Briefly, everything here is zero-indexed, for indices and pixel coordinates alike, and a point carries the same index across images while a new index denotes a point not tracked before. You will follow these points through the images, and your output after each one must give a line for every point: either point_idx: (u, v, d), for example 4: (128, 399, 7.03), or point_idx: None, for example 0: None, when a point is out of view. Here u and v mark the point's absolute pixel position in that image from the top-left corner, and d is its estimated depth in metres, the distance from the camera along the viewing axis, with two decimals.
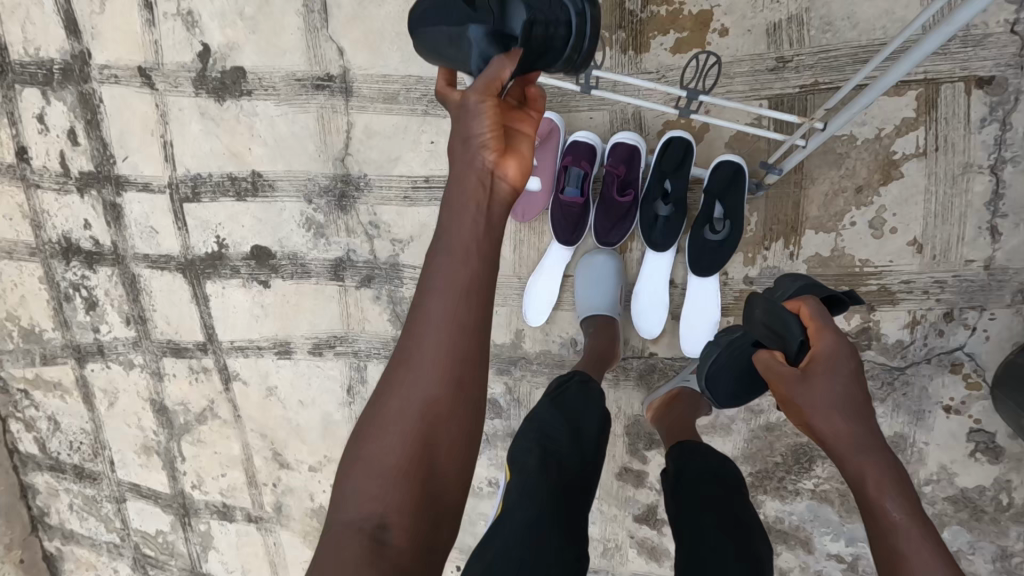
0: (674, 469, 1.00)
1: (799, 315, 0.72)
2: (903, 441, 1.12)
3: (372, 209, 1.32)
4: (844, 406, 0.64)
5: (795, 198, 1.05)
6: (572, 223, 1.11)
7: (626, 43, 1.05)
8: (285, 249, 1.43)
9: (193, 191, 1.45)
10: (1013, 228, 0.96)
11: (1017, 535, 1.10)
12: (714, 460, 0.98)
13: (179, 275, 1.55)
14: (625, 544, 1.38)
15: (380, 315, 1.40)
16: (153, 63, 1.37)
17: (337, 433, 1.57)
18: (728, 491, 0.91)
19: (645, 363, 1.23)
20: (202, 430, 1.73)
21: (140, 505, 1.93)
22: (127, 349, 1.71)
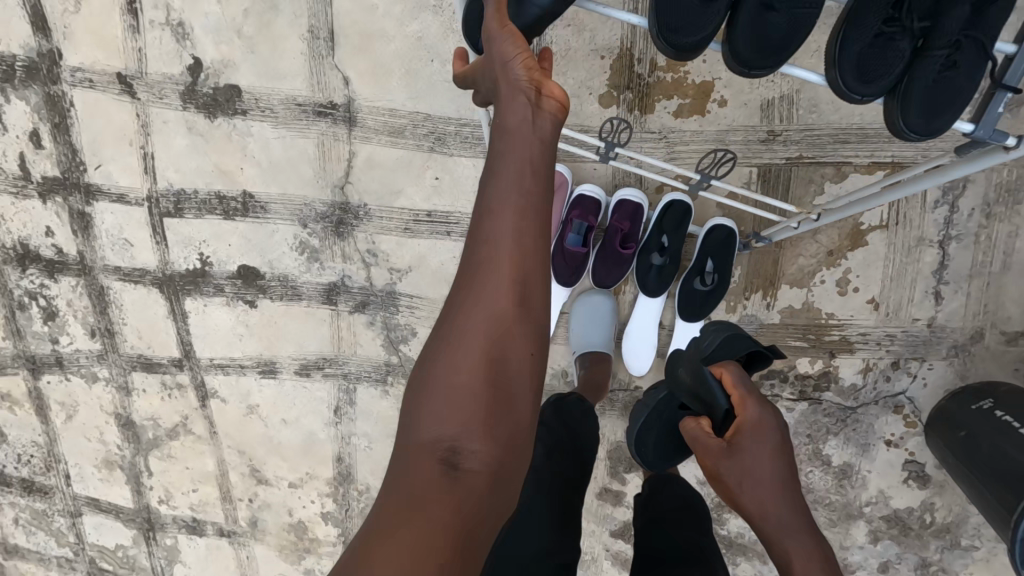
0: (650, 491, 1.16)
1: (722, 381, 0.78)
2: (851, 469, 1.27)
3: (370, 237, 1.33)
4: (769, 483, 0.67)
5: (775, 256, 1.17)
6: (573, 267, 1.18)
7: (632, 103, 1.11)
8: (275, 270, 1.41)
9: (175, 206, 1.40)
10: (952, 294, 1.11)
11: (936, 548, 1.29)
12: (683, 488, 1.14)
13: (154, 290, 1.49)
14: (601, 558, 1.48)
15: (373, 340, 1.42)
16: (136, 71, 1.32)
17: (321, 451, 1.58)
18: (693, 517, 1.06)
19: (630, 394, 1.32)
20: (172, 445, 1.68)
21: (98, 519, 1.85)
22: (91, 362, 1.62)
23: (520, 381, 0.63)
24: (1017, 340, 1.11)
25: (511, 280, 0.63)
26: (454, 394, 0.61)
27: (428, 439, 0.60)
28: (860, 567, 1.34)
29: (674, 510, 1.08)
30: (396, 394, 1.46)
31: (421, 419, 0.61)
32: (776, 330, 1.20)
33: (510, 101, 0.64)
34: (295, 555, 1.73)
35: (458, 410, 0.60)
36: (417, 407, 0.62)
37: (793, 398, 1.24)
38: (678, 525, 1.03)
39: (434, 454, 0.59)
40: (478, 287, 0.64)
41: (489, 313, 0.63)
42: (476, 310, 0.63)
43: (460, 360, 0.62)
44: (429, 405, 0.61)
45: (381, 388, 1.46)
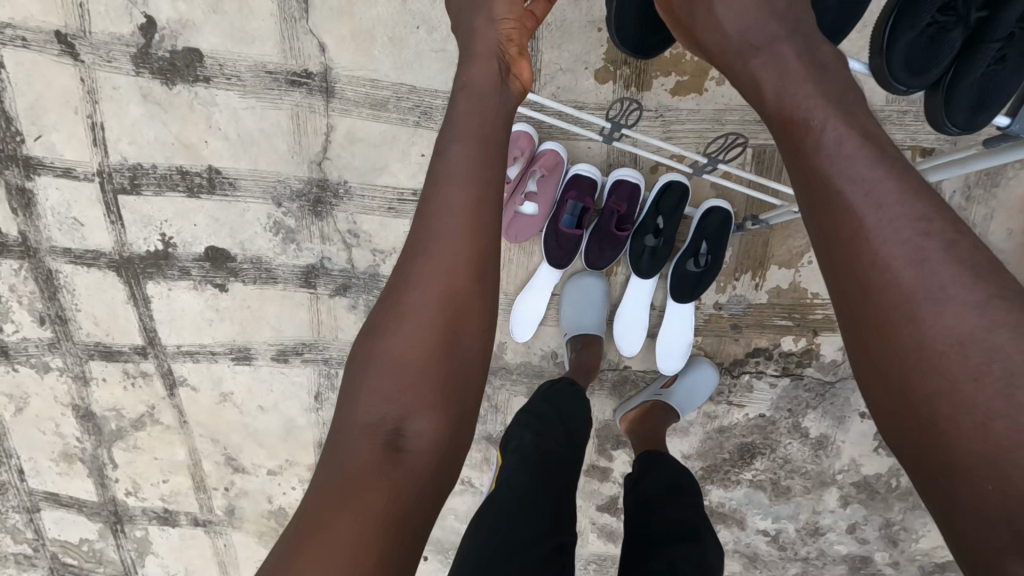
0: (639, 473, 1.09)
1: None
2: (826, 439, 1.33)
3: (351, 217, 1.26)
4: (881, 209, 0.50)
5: (765, 237, 1.19)
6: (567, 249, 1.16)
7: (630, 80, 1.08)
8: (247, 252, 1.32)
9: (131, 182, 1.28)
10: None
11: (899, 509, 1.38)
12: (673, 468, 1.07)
13: (111, 273, 1.38)
14: (587, 530, 1.52)
15: (355, 323, 1.36)
16: (79, 30, 1.18)
17: (302, 437, 1.53)
18: (686, 501, 0.98)
19: (619, 374, 1.33)
20: (138, 436, 1.60)
21: (58, 514, 1.75)
22: (41, 351, 1.50)
23: (464, 349, 0.64)
24: None
25: (458, 247, 0.64)
26: (398, 366, 0.62)
27: (368, 416, 0.61)
28: (830, 529, 1.42)
29: (665, 493, 1.00)
30: None
31: (361, 393, 0.63)
32: (763, 309, 1.23)
33: (482, 66, 0.72)
34: (276, 541, 1.69)
35: (402, 383, 0.62)
36: (360, 376, 0.63)
37: (776, 374, 1.28)
38: (670, 507, 0.96)
39: (378, 426, 0.61)
40: (428, 258, 0.65)
41: (435, 280, 0.64)
42: (422, 279, 0.64)
43: (406, 330, 0.63)
44: (374, 376, 0.63)
45: None
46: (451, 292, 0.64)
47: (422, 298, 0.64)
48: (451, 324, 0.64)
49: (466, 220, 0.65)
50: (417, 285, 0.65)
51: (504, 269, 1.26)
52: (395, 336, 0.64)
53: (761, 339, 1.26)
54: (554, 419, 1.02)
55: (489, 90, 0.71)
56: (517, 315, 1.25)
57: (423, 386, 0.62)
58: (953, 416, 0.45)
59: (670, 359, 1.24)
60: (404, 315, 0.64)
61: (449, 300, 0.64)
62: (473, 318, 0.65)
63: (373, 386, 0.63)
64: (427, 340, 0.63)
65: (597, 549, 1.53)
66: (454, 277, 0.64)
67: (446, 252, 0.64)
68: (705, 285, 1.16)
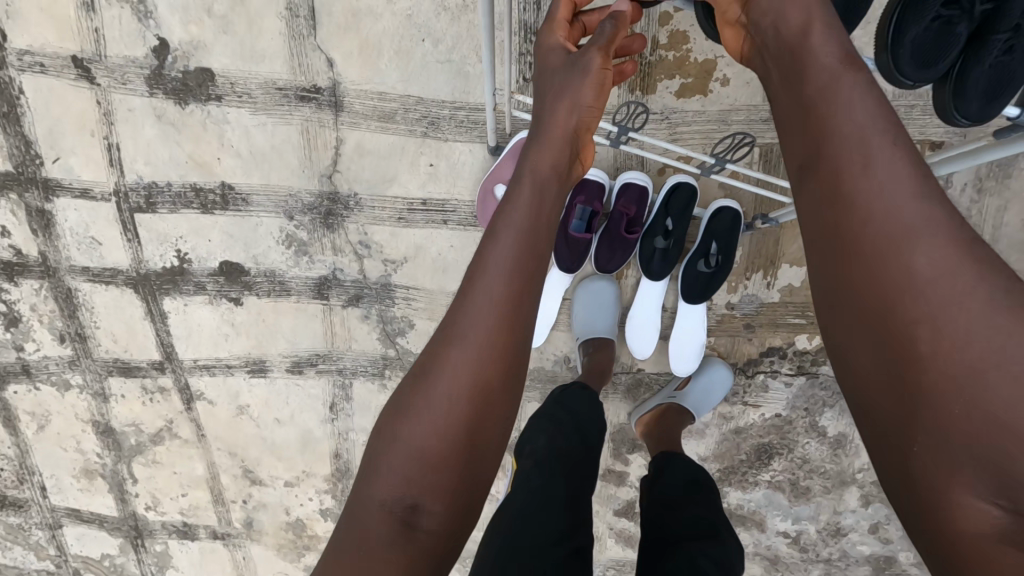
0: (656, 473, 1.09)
1: None
2: (845, 438, 1.32)
3: (362, 228, 1.27)
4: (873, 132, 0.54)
5: (775, 236, 1.19)
6: (577, 253, 1.17)
7: (634, 83, 1.09)
8: (260, 266, 1.34)
9: (147, 200, 1.31)
10: None
11: None
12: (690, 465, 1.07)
13: (128, 290, 1.40)
14: (605, 536, 1.51)
15: (369, 333, 1.37)
16: (94, 55, 1.21)
17: (318, 448, 1.54)
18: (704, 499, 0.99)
19: (632, 377, 1.33)
20: (157, 450, 1.61)
21: (80, 530, 1.77)
22: (62, 368, 1.53)
23: (488, 445, 0.63)
24: None
25: (497, 343, 0.63)
26: (422, 452, 0.61)
27: (386, 498, 0.60)
28: (851, 529, 1.41)
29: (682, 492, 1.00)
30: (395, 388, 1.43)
31: (380, 475, 0.61)
32: (776, 308, 1.23)
33: (555, 150, 0.73)
34: (294, 553, 1.70)
35: (423, 470, 0.60)
36: (384, 454, 0.62)
37: (791, 373, 1.27)
38: (690, 506, 0.96)
39: (392, 508, 0.59)
40: (463, 339, 0.63)
41: (473, 372, 0.62)
42: (457, 368, 0.63)
43: (437, 414, 0.61)
44: (395, 456, 0.61)
45: (378, 382, 1.43)
46: (489, 390, 0.63)
47: (457, 390, 0.62)
48: (482, 419, 0.62)
49: (507, 322, 0.64)
50: (448, 367, 0.63)
51: None
52: (419, 417, 0.62)
53: (774, 339, 1.25)
54: (568, 420, 1.02)
55: (553, 188, 0.72)
56: None
57: (445, 478, 0.60)
58: (939, 338, 0.47)
59: (683, 361, 1.23)
60: (435, 399, 0.62)
61: (483, 396, 0.62)
62: (503, 421, 0.63)
63: (392, 467, 0.61)
64: (450, 425, 0.61)
65: (615, 554, 1.53)
66: (487, 364, 0.63)
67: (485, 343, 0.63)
68: (716, 285, 1.16)
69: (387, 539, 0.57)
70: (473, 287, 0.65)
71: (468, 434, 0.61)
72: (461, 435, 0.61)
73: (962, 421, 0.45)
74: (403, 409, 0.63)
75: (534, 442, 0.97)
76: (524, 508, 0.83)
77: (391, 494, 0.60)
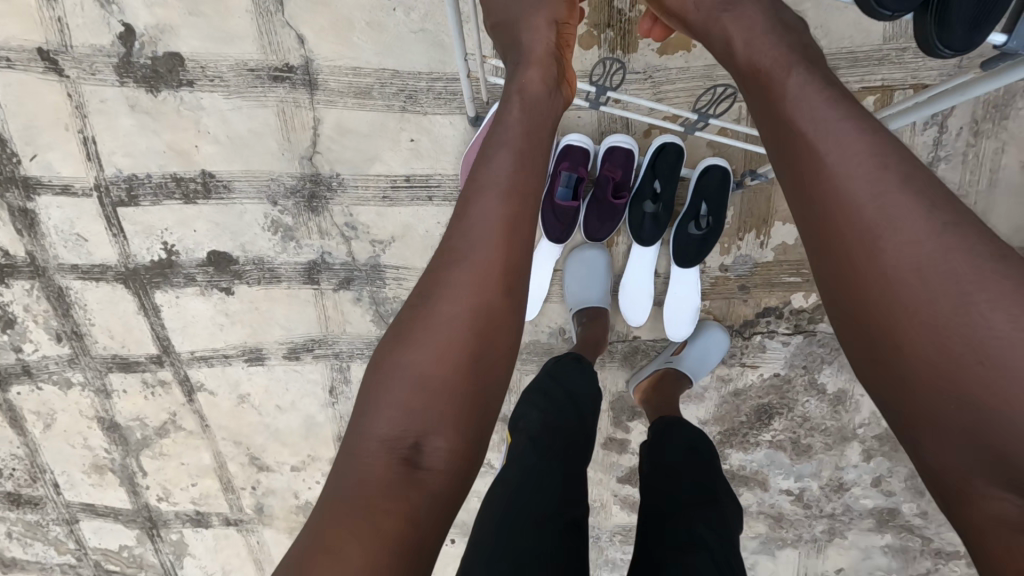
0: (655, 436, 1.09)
1: None
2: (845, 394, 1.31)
3: (347, 209, 1.25)
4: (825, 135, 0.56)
5: (767, 194, 1.16)
6: (566, 223, 1.14)
7: (615, 43, 1.05)
8: (248, 253, 1.33)
9: (129, 194, 1.29)
10: None
11: None
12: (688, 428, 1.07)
13: (119, 286, 1.40)
14: (609, 502, 1.53)
15: (362, 316, 1.37)
16: (60, 46, 1.18)
17: (321, 432, 1.55)
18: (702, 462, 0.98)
19: (628, 345, 1.32)
20: (163, 443, 1.63)
21: (97, 523, 1.81)
22: (62, 367, 1.53)
23: (492, 386, 0.64)
24: None
25: (493, 276, 0.64)
26: (420, 386, 0.61)
27: (389, 430, 0.61)
28: (854, 484, 1.42)
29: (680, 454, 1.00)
30: None
31: (380, 411, 0.61)
32: (770, 267, 1.21)
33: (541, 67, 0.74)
34: None
35: (424, 402, 0.61)
36: (383, 391, 0.62)
37: (789, 332, 1.26)
38: (688, 469, 0.96)
39: (394, 444, 0.60)
40: (458, 272, 0.64)
41: (470, 306, 0.63)
42: (453, 300, 0.63)
43: (435, 347, 0.62)
44: (394, 392, 0.62)
45: None
46: (488, 322, 0.63)
47: (454, 325, 0.63)
48: (482, 352, 0.63)
49: (501, 254, 0.64)
50: (444, 299, 0.63)
51: None
52: (418, 349, 0.62)
53: (770, 299, 1.23)
54: (562, 392, 1.02)
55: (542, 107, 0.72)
56: None
57: (449, 412, 0.62)
58: (928, 338, 0.50)
59: (678, 326, 1.22)
60: (431, 332, 0.63)
61: (481, 326, 0.63)
62: (501, 351, 0.65)
63: (393, 402, 0.61)
64: (450, 355, 0.62)
65: (621, 519, 1.55)
66: (483, 292, 0.63)
67: (478, 276, 0.64)
68: (709, 247, 1.14)
69: (389, 471, 0.59)
70: (465, 219, 0.65)
71: (469, 365, 0.63)
72: (460, 364, 0.62)
73: (954, 417, 0.49)
74: (400, 342, 0.64)
75: (527, 420, 0.95)
76: (520, 485, 0.83)
77: (393, 428, 0.61)
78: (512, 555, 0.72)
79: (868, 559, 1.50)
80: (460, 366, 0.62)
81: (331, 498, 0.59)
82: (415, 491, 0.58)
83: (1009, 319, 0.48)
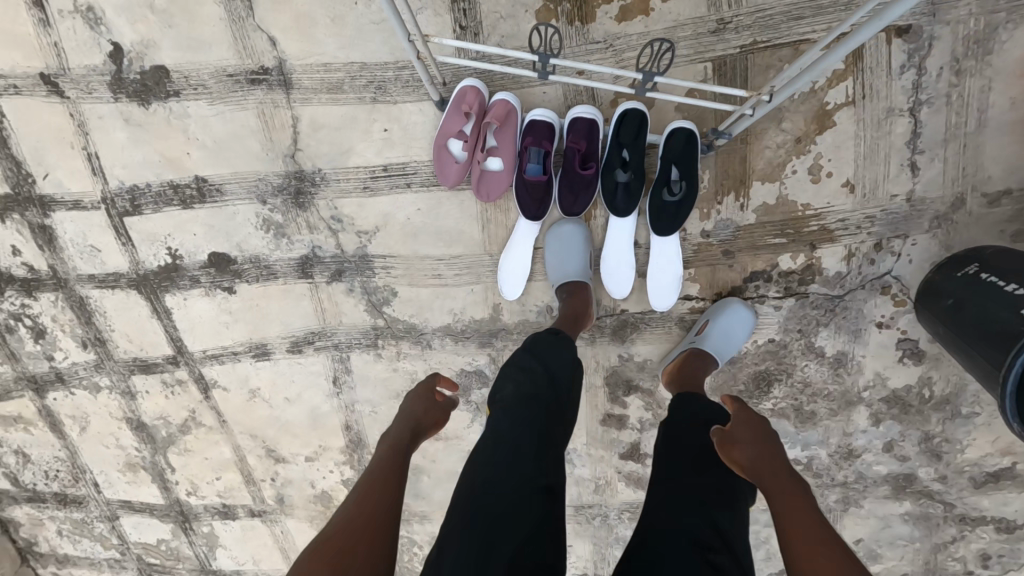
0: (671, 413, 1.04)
1: None
2: (845, 357, 1.27)
3: (332, 203, 1.30)
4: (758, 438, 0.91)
5: (742, 153, 1.14)
6: (538, 198, 1.15)
7: (572, 14, 1.05)
8: (245, 253, 1.39)
9: (132, 203, 1.37)
10: (929, 162, 1.07)
11: (937, 420, 1.30)
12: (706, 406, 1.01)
13: (133, 292, 1.49)
14: (614, 480, 1.53)
15: (356, 306, 1.41)
16: (58, 69, 1.26)
17: (330, 422, 1.61)
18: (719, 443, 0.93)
19: (617, 319, 1.32)
20: (187, 439, 1.72)
21: (135, 519, 1.93)
22: (90, 372, 1.64)
23: (386, 505, 0.77)
24: (999, 200, 1.08)
25: (406, 465, 0.87)
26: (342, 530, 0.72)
27: (323, 542, 0.71)
28: (865, 450, 1.37)
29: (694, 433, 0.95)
30: (390, 357, 1.47)
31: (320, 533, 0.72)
32: (754, 229, 1.18)
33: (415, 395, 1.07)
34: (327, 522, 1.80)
35: (351, 517, 0.74)
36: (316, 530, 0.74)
37: (779, 296, 1.23)
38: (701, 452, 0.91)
39: (333, 546, 0.70)
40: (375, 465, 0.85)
41: (378, 470, 0.83)
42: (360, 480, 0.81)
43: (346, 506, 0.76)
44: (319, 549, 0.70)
45: (374, 353, 1.47)
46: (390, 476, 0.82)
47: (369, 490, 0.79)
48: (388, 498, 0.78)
49: (393, 441, 0.93)
50: (369, 473, 0.83)
51: (485, 231, 1.29)
52: (344, 499, 0.78)
53: (756, 262, 1.21)
54: (547, 374, 1.00)
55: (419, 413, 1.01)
56: (502, 273, 1.27)
57: (365, 533, 0.72)
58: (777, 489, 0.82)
59: (661, 295, 1.22)
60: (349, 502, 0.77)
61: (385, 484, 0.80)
62: (402, 498, 0.80)
63: (326, 529, 0.73)
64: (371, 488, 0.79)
65: (628, 496, 1.55)
66: (393, 466, 0.85)
67: (383, 461, 0.87)
68: (685, 212, 1.12)
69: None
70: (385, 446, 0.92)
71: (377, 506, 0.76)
72: (377, 495, 0.78)
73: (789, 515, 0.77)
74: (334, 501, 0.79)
75: (513, 409, 0.93)
76: (518, 469, 0.83)
77: (329, 536, 0.72)
78: (503, 556, 0.73)
79: (887, 528, 1.45)
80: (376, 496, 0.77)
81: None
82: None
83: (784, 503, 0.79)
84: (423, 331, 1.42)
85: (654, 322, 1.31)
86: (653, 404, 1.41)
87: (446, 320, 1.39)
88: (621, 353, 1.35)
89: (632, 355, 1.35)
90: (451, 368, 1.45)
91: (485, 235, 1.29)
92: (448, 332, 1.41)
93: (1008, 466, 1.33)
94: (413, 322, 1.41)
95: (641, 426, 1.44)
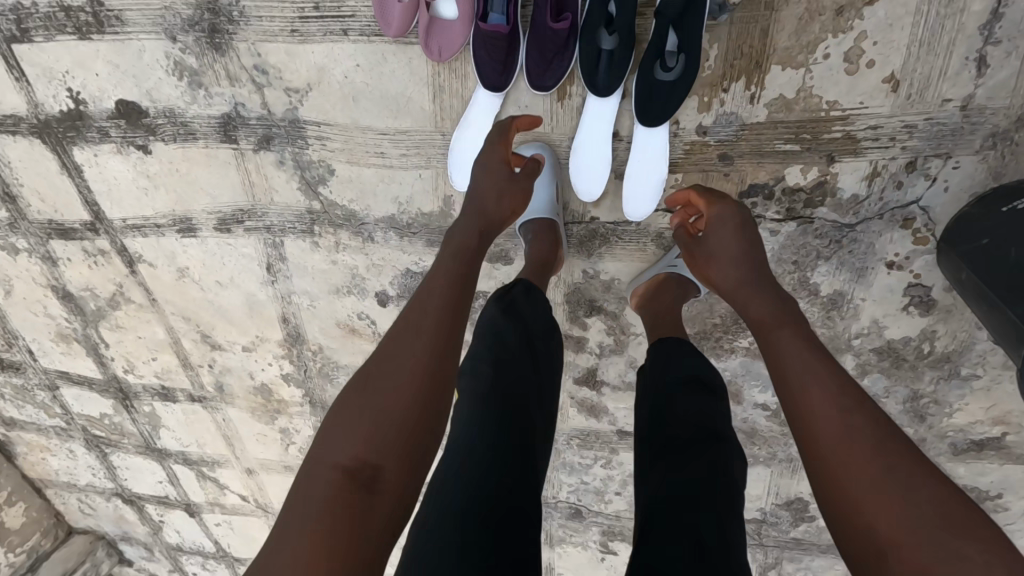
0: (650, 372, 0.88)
1: None
2: (841, 298, 1.09)
3: (254, 47, 1.08)
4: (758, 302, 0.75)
5: (763, 25, 0.90)
6: (501, 60, 0.99)
7: None
8: (157, 104, 1.17)
9: (20, 27, 1.14)
10: (1003, 57, 0.85)
11: (930, 379, 1.15)
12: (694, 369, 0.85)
13: (36, 142, 1.28)
14: (565, 405, 1.42)
15: (288, 183, 1.21)
16: None
17: (265, 313, 1.47)
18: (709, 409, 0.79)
19: (585, 229, 1.12)
20: (118, 315, 1.60)
21: (75, 391, 1.86)
22: (5, 231, 1.48)
23: (428, 407, 0.70)
24: None
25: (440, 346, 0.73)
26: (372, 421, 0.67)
27: (350, 450, 0.65)
28: None
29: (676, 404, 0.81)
30: (327, 246, 1.29)
31: (347, 426, 0.67)
32: (762, 129, 0.96)
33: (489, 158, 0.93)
34: (268, 415, 1.73)
35: (382, 420, 0.67)
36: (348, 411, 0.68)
37: (779, 218, 1.02)
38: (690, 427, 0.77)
39: (360, 462, 0.64)
40: (404, 340, 0.73)
41: (425, 322, 0.74)
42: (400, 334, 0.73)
43: (372, 381, 0.70)
44: (344, 434, 0.66)
45: (310, 240, 1.29)
46: (430, 345, 0.73)
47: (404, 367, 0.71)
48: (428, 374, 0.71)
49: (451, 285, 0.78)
50: (398, 351, 0.72)
51: (436, 101, 1.07)
52: (373, 385, 0.70)
53: (758, 172, 0.99)
54: (518, 336, 0.81)
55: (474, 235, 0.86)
56: (454, 156, 1.07)
57: (396, 443, 0.66)
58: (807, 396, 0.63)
59: (638, 203, 1.01)
60: (384, 376, 0.70)
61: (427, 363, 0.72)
62: (438, 401, 0.71)
63: (357, 422, 0.67)
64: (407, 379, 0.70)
65: (579, 423, 1.44)
66: (430, 347, 0.72)
67: (437, 305, 0.76)
68: (680, 93, 0.92)
69: (353, 485, 0.62)
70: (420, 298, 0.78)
71: (406, 389, 0.69)
72: (412, 391, 0.69)
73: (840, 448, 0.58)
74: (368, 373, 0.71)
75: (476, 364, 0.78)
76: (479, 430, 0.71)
77: (349, 448, 0.65)
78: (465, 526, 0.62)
79: None
80: (411, 394, 0.69)
81: (282, 536, 0.59)
82: (374, 495, 0.62)
83: (858, 428, 0.59)
84: (364, 220, 1.23)
85: (627, 236, 1.12)
86: (616, 329, 1.25)
87: (390, 210, 1.20)
88: (586, 268, 1.17)
89: (598, 272, 1.17)
90: (395, 266, 1.28)
91: (434, 108, 1.08)
92: (392, 224, 1.22)
93: (997, 437, 1.19)
94: (352, 209, 1.22)
95: (600, 352, 1.30)
